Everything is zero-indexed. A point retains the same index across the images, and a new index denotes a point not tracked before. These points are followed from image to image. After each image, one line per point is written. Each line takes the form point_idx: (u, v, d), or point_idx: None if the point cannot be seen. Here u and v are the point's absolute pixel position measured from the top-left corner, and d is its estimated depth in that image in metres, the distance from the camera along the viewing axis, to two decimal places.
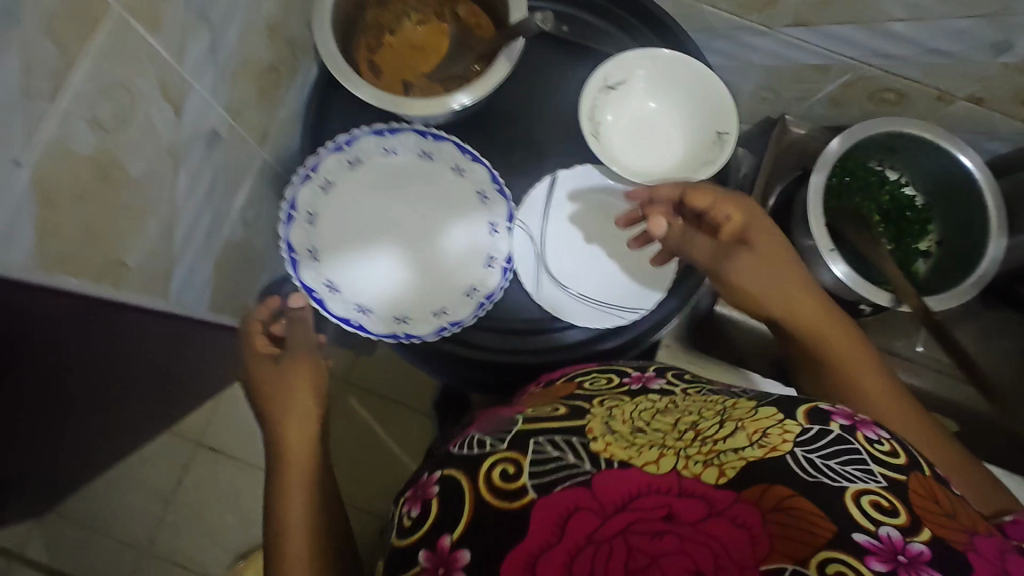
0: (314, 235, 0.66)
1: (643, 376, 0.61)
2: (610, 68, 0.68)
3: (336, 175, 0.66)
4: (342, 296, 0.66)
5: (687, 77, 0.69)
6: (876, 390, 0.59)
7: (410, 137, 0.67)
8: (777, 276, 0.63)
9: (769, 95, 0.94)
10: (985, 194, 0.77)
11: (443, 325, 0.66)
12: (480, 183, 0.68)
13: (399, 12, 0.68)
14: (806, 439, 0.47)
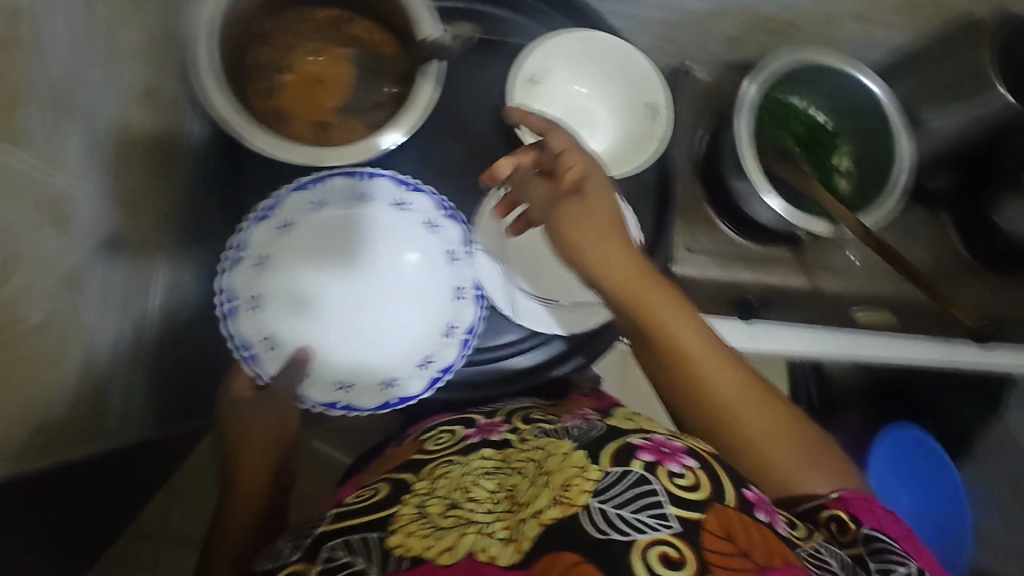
0: (270, 320, 0.63)
1: (486, 428, 0.64)
2: (530, 61, 0.66)
3: (268, 249, 0.63)
4: (319, 376, 0.64)
5: (607, 57, 0.68)
6: (721, 381, 0.55)
7: (340, 182, 0.65)
8: (622, 256, 0.54)
9: (670, 46, 0.93)
10: (884, 101, 0.82)
11: (432, 374, 0.65)
12: (427, 214, 0.67)
13: (290, 45, 0.61)
14: (604, 488, 0.47)
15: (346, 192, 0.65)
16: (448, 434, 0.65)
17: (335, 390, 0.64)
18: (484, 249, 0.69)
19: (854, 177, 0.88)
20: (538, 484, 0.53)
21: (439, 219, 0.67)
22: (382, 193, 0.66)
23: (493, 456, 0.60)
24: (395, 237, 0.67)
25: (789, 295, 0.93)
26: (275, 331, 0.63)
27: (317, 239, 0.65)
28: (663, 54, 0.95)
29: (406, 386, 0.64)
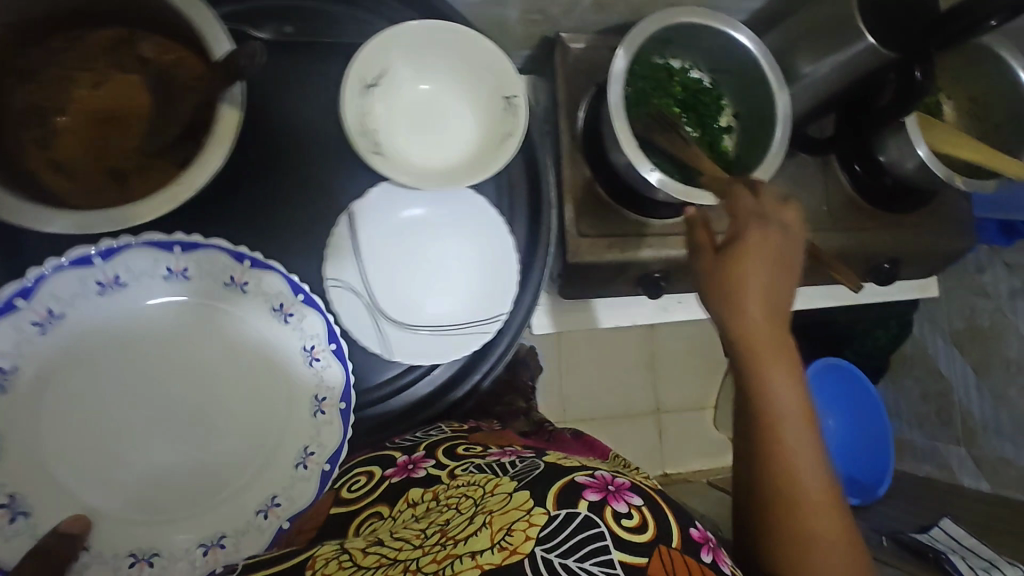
0: (26, 480, 0.58)
1: (413, 461, 0.66)
2: (361, 64, 0.58)
3: (71, 304, 0.59)
4: (99, 552, 0.59)
5: (449, 46, 0.61)
6: (801, 449, 0.60)
7: (140, 255, 0.60)
8: (784, 299, 0.62)
9: (537, 16, 0.85)
10: (758, 59, 0.78)
11: (279, 524, 0.63)
12: (277, 296, 0.64)
13: (64, 80, 0.54)
14: (546, 536, 0.50)
15: (156, 268, 0.61)
16: (365, 475, 0.66)
17: (201, 559, 0.61)
18: (342, 283, 0.68)
19: (737, 133, 0.87)
20: (471, 519, 0.54)
21: (241, 275, 0.63)
22: (208, 268, 0.62)
23: (423, 499, 0.60)
24: (225, 327, 0.65)
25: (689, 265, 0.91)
26: (45, 469, 0.58)
27: (100, 333, 0.61)
28: (530, 26, 0.87)
29: (238, 549, 0.62)
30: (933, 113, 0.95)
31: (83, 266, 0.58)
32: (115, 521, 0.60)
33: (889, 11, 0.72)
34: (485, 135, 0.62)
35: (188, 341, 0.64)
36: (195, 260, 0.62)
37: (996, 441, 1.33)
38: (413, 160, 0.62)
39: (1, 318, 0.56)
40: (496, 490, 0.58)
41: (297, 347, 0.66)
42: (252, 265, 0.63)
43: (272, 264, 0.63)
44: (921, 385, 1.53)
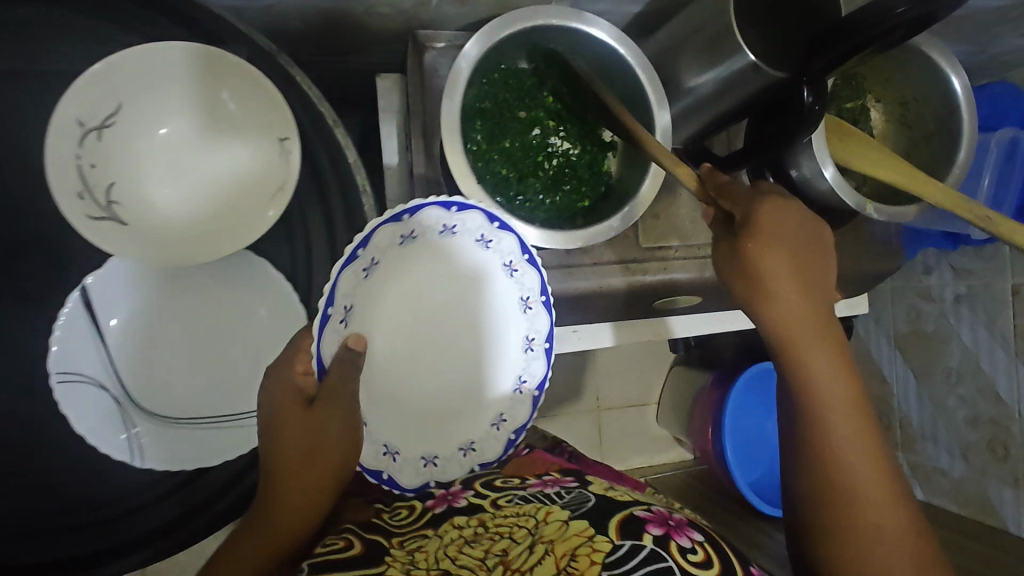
0: (355, 299, 0.63)
1: (450, 495, 0.64)
2: (75, 101, 0.45)
3: (355, 296, 0.62)
4: (371, 436, 0.66)
5: (205, 76, 0.49)
6: (847, 437, 0.56)
7: (383, 231, 0.62)
8: (809, 285, 0.57)
9: (389, 9, 0.69)
10: (635, 65, 0.66)
11: (507, 437, 0.71)
12: (508, 253, 0.67)
13: None
14: (615, 561, 0.48)
15: (394, 237, 0.64)
16: (408, 507, 0.65)
17: (381, 457, 0.66)
18: (76, 375, 0.58)
19: (621, 149, 0.76)
20: (533, 548, 0.51)
21: (451, 222, 0.66)
22: (470, 225, 0.66)
23: (469, 524, 0.57)
24: (462, 274, 0.69)
25: (569, 300, 0.80)
26: (353, 301, 0.62)
27: (399, 267, 0.67)
28: (379, 20, 0.71)
29: (402, 472, 0.67)
30: (857, 121, 0.83)
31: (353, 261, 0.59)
32: (388, 417, 0.68)
33: (784, 16, 0.59)
34: (259, 183, 0.52)
35: (421, 291, 0.69)
36: (419, 221, 0.64)
37: (931, 450, 1.17)
38: (166, 218, 0.51)
39: (344, 266, 0.59)
40: (550, 519, 0.55)
41: (517, 297, 0.70)
42: (458, 210, 0.65)
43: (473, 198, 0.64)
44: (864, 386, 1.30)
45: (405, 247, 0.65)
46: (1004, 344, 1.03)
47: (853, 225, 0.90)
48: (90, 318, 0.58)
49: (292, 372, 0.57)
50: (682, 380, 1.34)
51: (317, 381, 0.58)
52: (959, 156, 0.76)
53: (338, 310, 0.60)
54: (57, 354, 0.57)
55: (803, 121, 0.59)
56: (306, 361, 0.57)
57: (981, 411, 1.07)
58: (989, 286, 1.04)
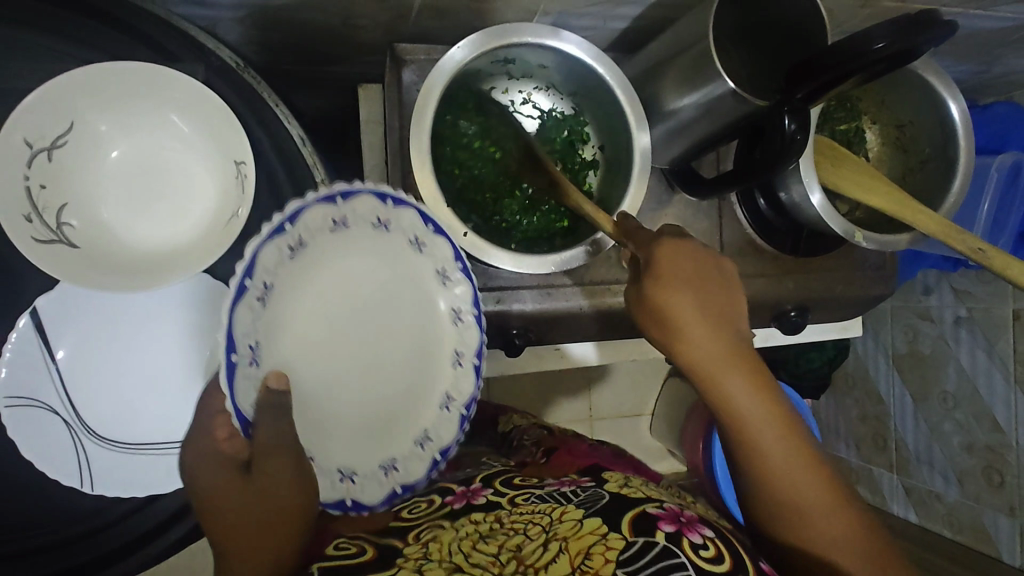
0: (264, 329, 0.52)
1: (469, 492, 0.59)
2: (28, 123, 0.45)
3: (260, 329, 0.52)
4: (321, 467, 0.56)
5: (158, 96, 0.49)
6: (775, 450, 0.54)
7: (266, 250, 0.51)
8: (714, 328, 0.57)
9: (364, 23, 0.67)
10: (609, 80, 0.65)
11: (433, 457, 0.62)
12: (412, 229, 0.60)
13: None
14: (627, 558, 0.46)
15: (279, 251, 0.52)
16: (427, 501, 0.60)
17: (338, 483, 0.57)
18: (28, 401, 0.48)
19: (602, 169, 0.74)
20: (546, 546, 0.48)
21: (388, 216, 0.58)
22: (363, 212, 0.57)
23: (486, 520, 0.53)
24: (387, 270, 0.60)
25: (549, 321, 0.77)
26: (260, 338, 0.52)
27: (292, 290, 0.55)
28: (360, 33, 0.69)
29: (366, 490, 0.58)
30: (851, 143, 0.81)
31: (244, 292, 0.49)
32: (318, 443, 0.57)
33: (767, 50, 0.59)
34: (217, 204, 0.51)
35: (313, 279, 0.56)
36: (305, 226, 0.53)
37: (926, 473, 1.13)
38: (122, 240, 0.49)
39: (234, 301, 0.49)
40: (565, 517, 0.51)
41: (446, 305, 0.63)
42: (394, 203, 0.58)
43: (360, 184, 0.55)
44: (860, 407, 1.25)
45: (295, 260, 0.54)
46: (1003, 370, 0.99)
47: (846, 249, 0.87)
48: (43, 343, 0.49)
49: (215, 438, 0.51)
50: (676, 391, 1.30)
51: (247, 436, 0.49)
52: (954, 186, 0.73)
53: (243, 356, 0.50)
54: (6, 379, 0.47)
55: (785, 149, 0.57)
56: (227, 424, 0.51)
57: (976, 438, 1.04)
58: (989, 311, 1.01)
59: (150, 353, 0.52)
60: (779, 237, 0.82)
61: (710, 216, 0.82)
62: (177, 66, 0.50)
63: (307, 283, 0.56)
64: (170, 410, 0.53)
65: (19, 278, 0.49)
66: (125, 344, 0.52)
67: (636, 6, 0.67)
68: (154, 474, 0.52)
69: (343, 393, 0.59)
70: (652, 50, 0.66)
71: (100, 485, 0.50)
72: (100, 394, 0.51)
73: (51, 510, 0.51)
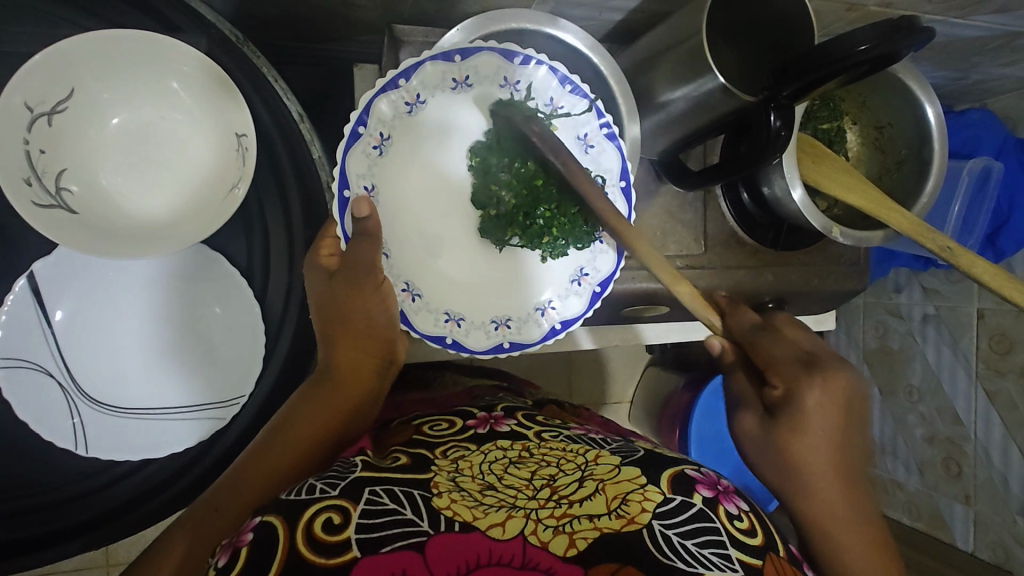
0: (377, 176, 0.59)
1: (490, 420, 0.61)
2: (26, 88, 0.45)
3: (376, 176, 0.59)
4: (427, 303, 0.61)
5: (152, 65, 0.49)
6: (851, 538, 0.55)
7: (382, 101, 0.58)
8: (810, 448, 0.55)
9: (359, 1, 0.66)
10: (609, 77, 0.64)
11: (553, 325, 0.64)
12: (543, 90, 0.62)
13: None
14: (664, 513, 0.48)
15: (396, 105, 0.59)
16: (448, 421, 0.61)
17: (443, 323, 0.61)
18: (23, 362, 0.53)
19: None
20: (582, 482, 0.52)
21: (517, 75, 0.61)
22: (486, 71, 0.61)
23: (514, 447, 0.56)
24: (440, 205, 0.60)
25: None
26: (374, 181, 0.59)
27: (415, 147, 0.62)
28: (358, 12, 0.68)
29: (469, 335, 0.62)
30: (832, 142, 0.83)
31: (358, 137, 0.57)
32: (429, 283, 0.62)
33: (762, 50, 0.62)
34: (217, 176, 0.52)
35: (438, 139, 0.62)
36: (422, 83, 0.60)
37: (890, 464, 1.16)
38: (120, 210, 0.50)
39: (350, 145, 0.57)
40: (600, 460, 0.55)
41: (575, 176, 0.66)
42: (522, 61, 0.61)
43: (479, 43, 0.59)
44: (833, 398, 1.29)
45: (415, 115, 0.60)
46: (966, 367, 1.03)
47: (823, 245, 0.90)
48: (39, 305, 0.53)
49: (318, 252, 0.56)
50: (656, 380, 1.32)
51: (344, 247, 0.55)
52: (926, 187, 0.76)
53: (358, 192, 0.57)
54: (3, 339, 0.52)
55: (768, 144, 0.60)
56: (330, 244, 0.56)
57: (938, 429, 1.08)
58: (956, 309, 1.04)
59: (143, 317, 0.56)
60: (762, 231, 0.84)
61: (691, 208, 0.84)
62: (179, 37, 0.51)
63: (439, 138, 0.63)
64: (155, 375, 0.57)
65: (14, 244, 0.53)
66: (117, 313, 0.56)
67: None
68: (146, 435, 0.56)
69: (463, 240, 0.64)
70: (647, 42, 0.67)
71: (90, 441, 0.54)
72: (96, 356, 0.55)
73: (71, 462, 0.56)
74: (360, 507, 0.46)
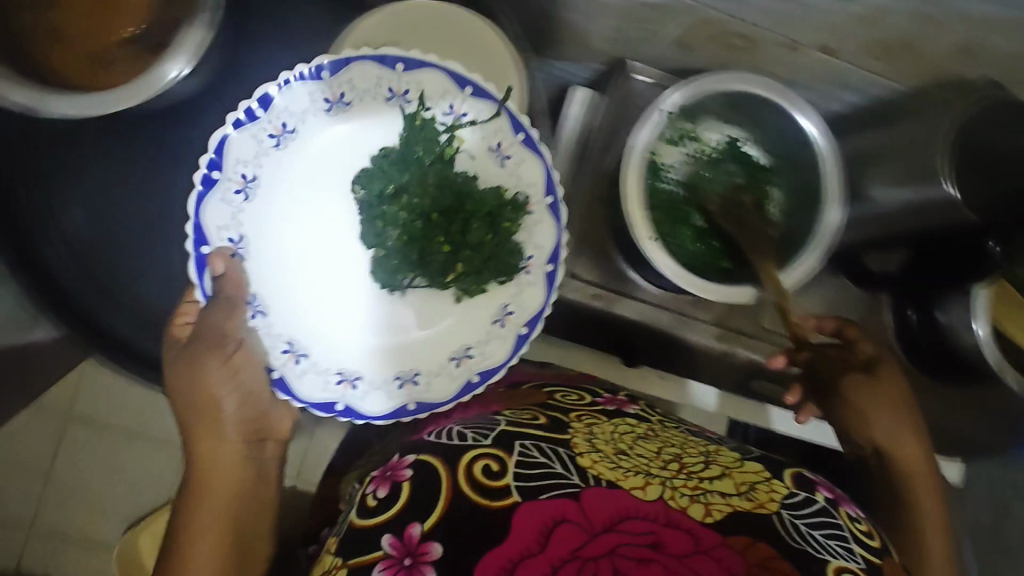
0: (246, 221, 0.66)
1: (618, 400, 0.68)
2: None
3: (243, 223, 0.66)
4: (315, 365, 0.68)
5: None
6: (930, 498, 0.69)
7: (240, 143, 0.64)
8: (890, 405, 0.71)
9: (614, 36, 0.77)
10: (825, 159, 0.69)
11: (469, 377, 0.69)
12: (471, 117, 0.67)
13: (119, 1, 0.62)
14: (793, 502, 0.55)
15: (318, 100, 0.66)
16: (580, 395, 0.69)
17: (335, 385, 0.68)
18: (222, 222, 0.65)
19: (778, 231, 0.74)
20: (710, 465, 0.58)
21: (460, 101, 0.66)
22: (361, 83, 0.66)
23: (639, 425, 0.63)
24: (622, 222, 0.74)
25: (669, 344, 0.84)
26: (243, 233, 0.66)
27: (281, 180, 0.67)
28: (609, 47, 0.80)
29: (365, 398, 0.69)
30: None
31: (212, 186, 0.63)
32: (310, 338, 0.68)
33: None
34: None
35: (299, 168, 0.68)
36: (348, 82, 0.66)
37: None
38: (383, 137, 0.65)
39: (206, 195, 0.64)
40: (721, 452, 0.61)
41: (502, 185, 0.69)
42: (471, 90, 0.66)
43: (354, 55, 0.65)
44: None
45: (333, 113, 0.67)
46: None
47: None
48: (240, 182, 0.65)
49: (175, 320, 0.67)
50: None
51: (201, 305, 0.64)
52: None
53: (219, 247, 0.64)
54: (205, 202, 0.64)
55: None
56: (187, 311, 0.66)
57: None
58: None
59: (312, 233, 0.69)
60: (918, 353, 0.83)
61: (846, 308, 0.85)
62: None
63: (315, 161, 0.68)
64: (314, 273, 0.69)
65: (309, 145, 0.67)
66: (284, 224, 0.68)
67: (857, 96, 0.75)
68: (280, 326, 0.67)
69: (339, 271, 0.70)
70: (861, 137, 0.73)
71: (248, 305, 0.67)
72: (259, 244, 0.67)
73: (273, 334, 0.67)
74: (513, 458, 0.54)
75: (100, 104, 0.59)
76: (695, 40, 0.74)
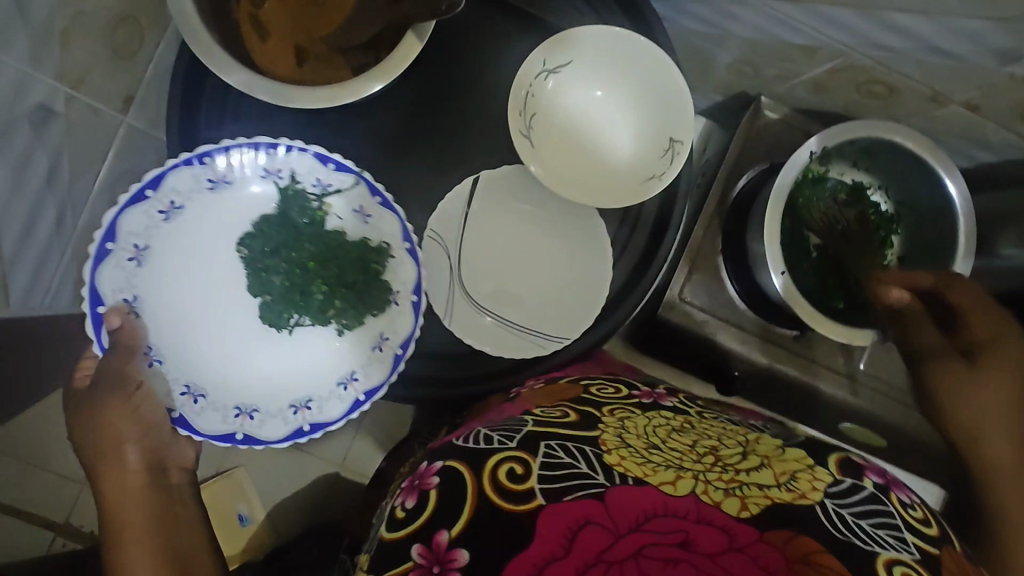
0: (144, 286, 0.68)
1: (654, 394, 0.67)
2: (550, 51, 0.65)
3: (137, 285, 0.67)
4: (213, 402, 0.70)
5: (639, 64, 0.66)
6: (1019, 477, 0.66)
7: (133, 214, 0.65)
8: (981, 391, 0.67)
9: (747, 70, 0.78)
10: (959, 222, 0.70)
11: (354, 397, 0.72)
12: (355, 201, 0.71)
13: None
14: (837, 492, 0.53)
15: (197, 179, 0.68)
16: (615, 386, 0.67)
17: (232, 418, 0.70)
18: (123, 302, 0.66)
19: None
20: (747, 457, 0.56)
21: (329, 180, 0.70)
22: (303, 168, 0.70)
23: (677, 418, 0.61)
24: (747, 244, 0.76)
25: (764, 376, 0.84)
26: (137, 293, 0.68)
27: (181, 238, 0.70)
28: (741, 79, 0.81)
29: (263, 426, 0.71)
30: None
31: (105, 255, 0.65)
32: (212, 383, 0.71)
33: None
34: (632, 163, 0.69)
35: (199, 234, 0.70)
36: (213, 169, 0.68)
37: None
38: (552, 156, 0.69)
39: (99, 263, 0.65)
40: (761, 441, 0.60)
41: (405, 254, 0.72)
42: (335, 167, 0.69)
43: (291, 147, 0.68)
44: None
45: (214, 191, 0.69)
46: None
47: None
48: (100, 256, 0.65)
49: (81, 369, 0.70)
50: None
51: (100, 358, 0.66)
52: None
53: (114, 305, 0.66)
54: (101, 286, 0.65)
55: None
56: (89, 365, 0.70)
57: None
58: None
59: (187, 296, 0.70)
60: None
61: None
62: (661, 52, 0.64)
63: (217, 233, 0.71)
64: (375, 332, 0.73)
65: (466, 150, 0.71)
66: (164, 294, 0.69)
67: (990, 154, 0.75)
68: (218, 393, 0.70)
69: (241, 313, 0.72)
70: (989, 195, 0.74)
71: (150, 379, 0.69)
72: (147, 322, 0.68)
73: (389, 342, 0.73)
74: (538, 461, 0.53)
75: (352, 95, 0.56)
76: (832, 84, 0.75)
